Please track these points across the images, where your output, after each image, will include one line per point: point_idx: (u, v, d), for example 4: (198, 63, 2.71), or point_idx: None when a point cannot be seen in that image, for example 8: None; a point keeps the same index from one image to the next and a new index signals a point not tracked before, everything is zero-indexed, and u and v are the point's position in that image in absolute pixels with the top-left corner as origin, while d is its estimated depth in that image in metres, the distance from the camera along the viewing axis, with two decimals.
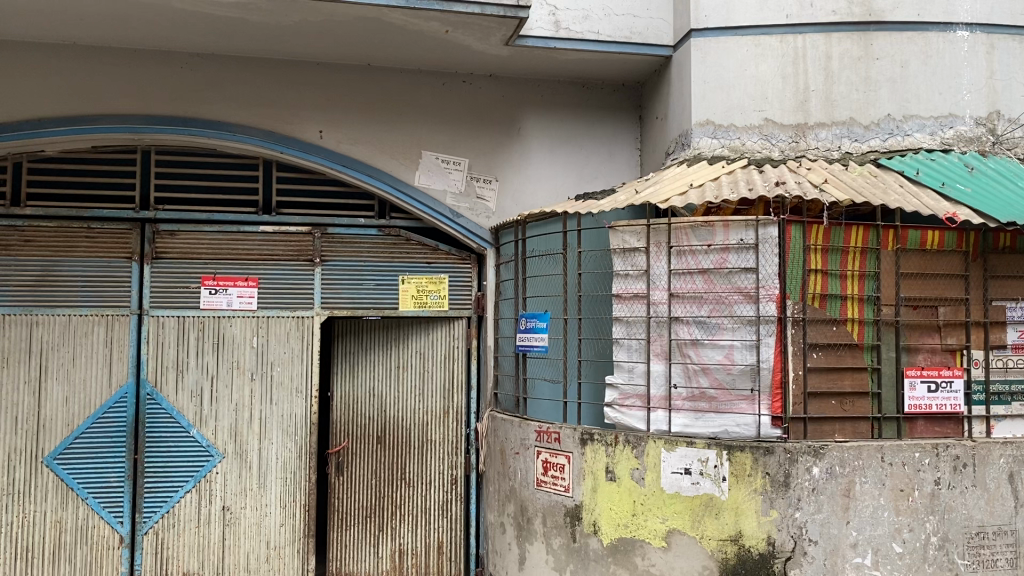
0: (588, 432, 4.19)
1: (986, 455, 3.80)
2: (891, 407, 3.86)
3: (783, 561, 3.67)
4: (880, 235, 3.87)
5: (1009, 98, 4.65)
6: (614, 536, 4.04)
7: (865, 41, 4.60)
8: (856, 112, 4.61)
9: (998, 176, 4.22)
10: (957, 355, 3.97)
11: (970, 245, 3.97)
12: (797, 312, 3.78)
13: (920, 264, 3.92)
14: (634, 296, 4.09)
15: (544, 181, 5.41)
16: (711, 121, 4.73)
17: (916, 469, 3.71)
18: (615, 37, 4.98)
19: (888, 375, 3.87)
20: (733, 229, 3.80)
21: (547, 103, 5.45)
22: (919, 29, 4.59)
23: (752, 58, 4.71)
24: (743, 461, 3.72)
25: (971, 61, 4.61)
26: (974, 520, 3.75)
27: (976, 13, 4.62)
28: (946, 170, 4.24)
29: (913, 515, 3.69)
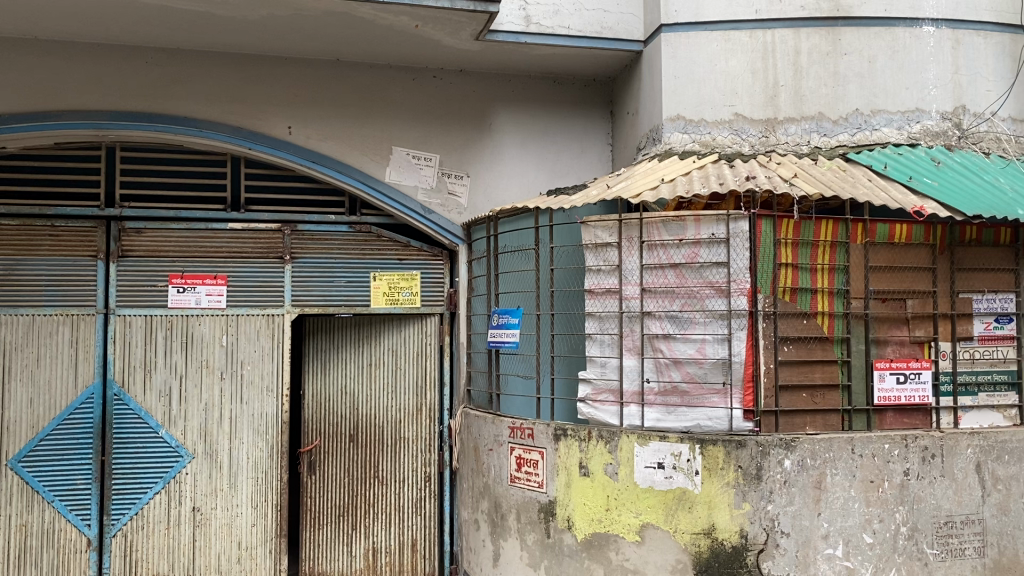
0: (562, 427, 4.19)
1: (953, 445, 3.85)
2: (861, 398, 3.89)
3: (756, 553, 3.69)
4: (849, 228, 3.91)
5: (974, 93, 4.70)
6: (587, 531, 4.04)
7: (834, 36, 4.64)
8: (825, 107, 4.64)
9: (964, 169, 4.27)
10: (925, 347, 4.01)
11: (937, 238, 4.02)
12: (768, 305, 3.80)
13: (888, 257, 3.96)
14: (606, 291, 4.09)
15: (515, 177, 5.39)
16: (681, 115, 4.74)
17: (885, 460, 3.75)
18: (586, 32, 4.97)
19: (857, 367, 3.91)
20: (704, 223, 3.80)
21: (518, 98, 5.43)
22: (886, 24, 4.63)
23: (722, 53, 4.72)
24: (715, 454, 3.73)
25: (937, 56, 4.66)
26: (942, 509, 3.80)
27: (942, 8, 4.66)
28: (913, 164, 4.28)
29: (883, 505, 3.73)
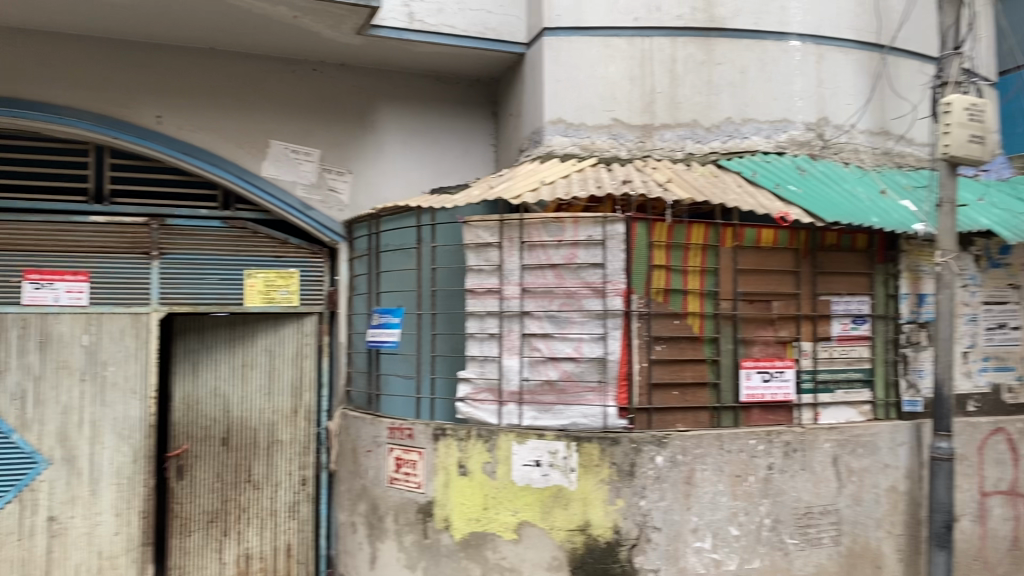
0: (441, 427, 4.16)
1: (812, 440, 4.05)
2: (728, 396, 4.05)
3: (629, 548, 3.77)
4: (718, 232, 4.05)
5: (836, 106, 4.94)
6: (465, 530, 4.04)
7: (708, 47, 4.81)
8: (699, 115, 4.80)
9: (826, 178, 4.50)
10: (789, 347, 4.19)
11: (799, 242, 4.22)
12: (642, 306, 3.89)
13: (755, 260, 4.13)
14: (487, 291, 4.10)
15: (398, 175, 5.34)
16: (562, 119, 4.81)
17: (750, 455, 3.92)
18: (470, 32, 4.96)
19: (726, 366, 4.06)
20: (582, 225, 3.88)
21: (400, 95, 5.37)
22: (756, 37, 4.84)
23: (602, 59, 4.80)
24: (591, 451, 3.80)
25: (802, 69, 4.88)
26: (802, 501, 3.99)
27: (808, 24, 4.88)
28: (779, 172, 4.48)
29: (748, 498, 3.90)
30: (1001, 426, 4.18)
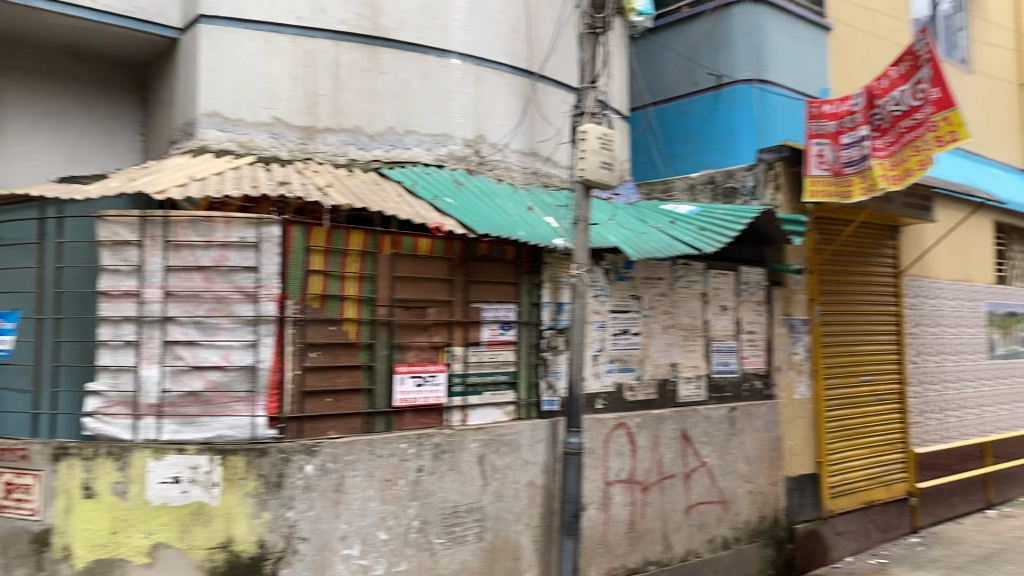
0: (63, 446, 3.67)
1: (460, 441, 4.22)
2: (382, 401, 4.07)
3: (274, 561, 3.60)
4: (377, 239, 4.08)
5: (491, 125, 5.21)
6: (89, 558, 3.59)
7: (372, 55, 4.83)
8: (362, 122, 4.79)
9: (480, 193, 4.71)
10: (441, 351, 4.30)
11: (453, 252, 4.37)
12: (297, 311, 3.79)
13: (411, 268, 4.21)
14: (124, 294, 3.72)
15: (19, 160, 4.72)
16: (219, 112, 4.51)
17: (401, 459, 3.98)
18: (114, 9, 4.53)
19: (380, 372, 4.08)
20: (235, 226, 3.71)
21: (26, 70, 4.76)
22: (419, 51, 4.96)
23: (263, 54, 4.59)
24: (235, 464, 3.59)
25: (461, 87, 5.08)
26: (448, 501, 4.14)
27: (468, 44, 5.11)
28: (437, 184, 4.61)
29: (397, 501, 3.96)
30: (623, 421, 4.65)
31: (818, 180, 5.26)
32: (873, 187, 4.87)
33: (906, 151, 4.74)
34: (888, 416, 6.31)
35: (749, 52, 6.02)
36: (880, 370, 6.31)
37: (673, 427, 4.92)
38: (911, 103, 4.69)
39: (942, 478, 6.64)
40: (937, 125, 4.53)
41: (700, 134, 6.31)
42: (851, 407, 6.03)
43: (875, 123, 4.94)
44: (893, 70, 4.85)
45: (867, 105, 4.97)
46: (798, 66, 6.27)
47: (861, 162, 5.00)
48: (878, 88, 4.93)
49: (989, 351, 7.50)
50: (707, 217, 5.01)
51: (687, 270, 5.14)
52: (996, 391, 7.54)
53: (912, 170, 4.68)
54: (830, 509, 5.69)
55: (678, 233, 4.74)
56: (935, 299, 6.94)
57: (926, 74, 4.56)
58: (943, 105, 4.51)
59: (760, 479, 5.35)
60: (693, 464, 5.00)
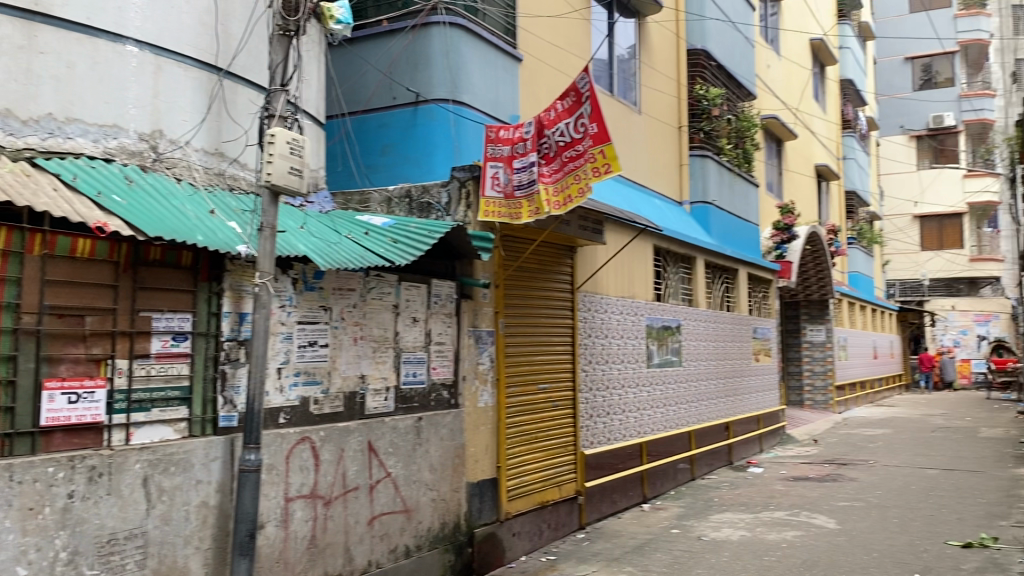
0: None
1: (121, 462, 3.79)
2: (25, 421, 3.53)
3: None
4: (25, 237, 3.59)
5: (171, 120, 4.69)
6: None
7: (28, 31, 4.09)
8: (13, 104, 3.99)
9: (155, 191, 4.22)
10: (101, 365, 3.86)
11: (119, 255, 3.97)
12: None
13: (67, 272, 3.75)
14: None
15: None
16: None
17: (48, 484, 3.47)
18: None
19: (24, 389, 3.55)
20: None
21: None
22: (86, 33, 4.33)
23: None
24: None
25: (137, 77, 4.54)
26: (105, 528, 3.68)
27: (146, 31, 4.59)
28: (104, 179, 4.04)
29: (41, 532, 3.43)
30: (306, 435, 4.46)
31: (492, 201, 5.51)
32: (538, 211, 5.29)
33: (567, 179, 5.14)
34: (560, 420, 6.76)
35: (445, 73, 6.11)
36: (554, 378, 6.74)
37: (359, 439, 4.81)
38: (573, 136, 5.09)
39: (604, 475, 7.29)
40: (595, 157, 4.93)
41: (399, 148, 6.23)
42: (528, 414, 6.32)
43: (542, 151, 5.33)
44: (560, 102, 5.17)
45: (536, 134, 5.36)
46: (490, 90, 6.50)
47: (530, 187, 5.37)
48: (545, 119, 5.30)
49: (646, 360, 8.35)
50: (400, 231, 5.00)
51: (379, 282, 5.05)
52: (651, 396, 8.41)
53: (572, 197, 5.08)
54: (507, 511, 5.93)
55: (371, 244, 4.74)
56: (604, 314, 7.59)
57: (585, 110, 4.95)
58: (599, 140, 4.91)
59: (443, 487, 5.39)
60: (377, 475, 4.92)
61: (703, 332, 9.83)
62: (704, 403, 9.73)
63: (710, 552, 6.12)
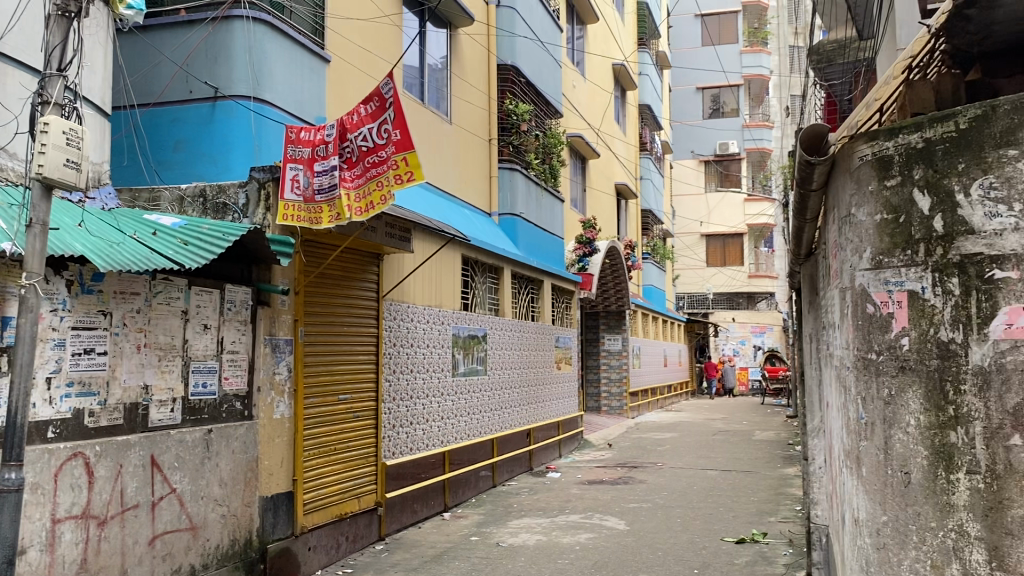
0: None
1: None
2: None
3: None
4: None
5: None
6: None
7: None
8: None
9: None
10: None
11: None
12: None
13: None
14: None
15: None
16: None
17: None
18: None
19: None
20: None
21: None
22: None
23: None
24: None
25: None
26: None
27: None
28: None
29: None
30: (79, 450, 4.10)
31: (291, 205, 5.30)
32: (339, 217, 5.19)
33: (370, 185, 5.10)
34: (360, 431, 6.65)
35: (247, 68, 5.87)
36: (355, 388, 6.61)
37: (140, 453, 4.48)
38: (376, 142, 5.04)
39: (405, 485, 7.25)
40: (397, 164, 4.95)
41: (193, 144, 5.89)
42: (327, 425, 6.17)
43: (345, 155, 5.19)
44: (363, 107, 5.09)
45: (338, 138, 5.18)
46: (294, 90, 6.32)
47: (331, 192, 5.21)
48: (349, 122, 5.16)
49: (451, 369, 8.40)
50: (191, 232, 4.72)
51: (167, 286, 4.74)
52: (455, 405, 8.46)
53: (374, 204, 5.06)
54: (302, 525, 5.73)
55: (158, 246, 4.44)
56: (409, 323, 7.55)
57: (389, 117, 4.95)
58: (402, 146, 4.93)
59: (234, 502, 5.12)
60: (160, 492, 4.60)
61: (508, 341, 10.03)
62: (507, 411, 9.92)
63: (507, 558, 6.25)
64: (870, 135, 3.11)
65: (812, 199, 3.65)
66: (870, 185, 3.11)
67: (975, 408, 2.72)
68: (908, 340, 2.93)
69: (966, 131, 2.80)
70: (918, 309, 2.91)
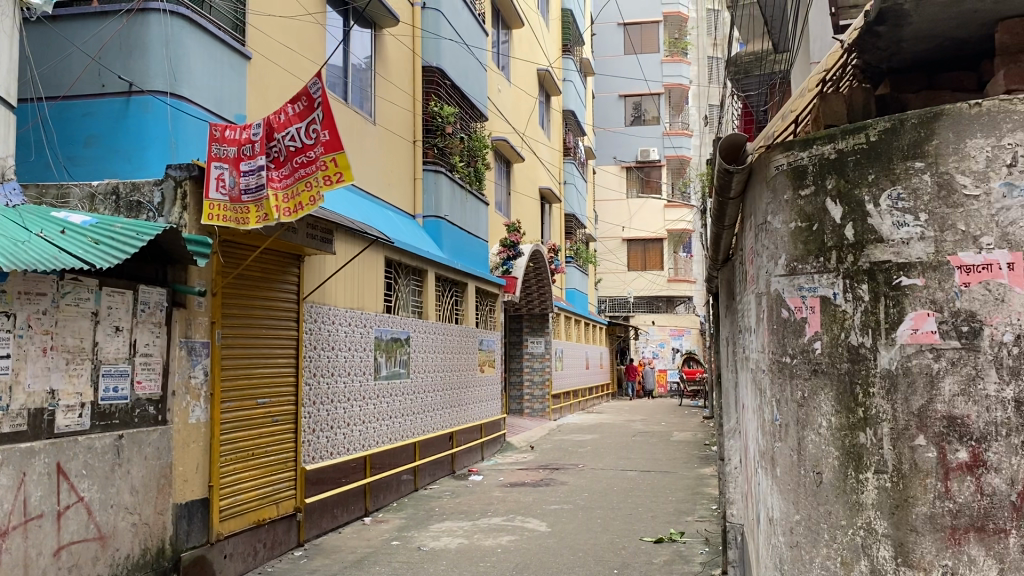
0: None
1: None
2: None
3: None
4: None
5: None
6: None
7: None
8: None
9: None
10: None
11: None
12: None
13: None
14: None
15: None
16: None
17: None
18: None
19: None
20: None
21: None
22: None
23: None
24: None
25: None
26: None
27: None
28: None
29: None
30: None
31: (217, 204, 5.14)
32: (267, 218, 5.05)
33: (299, 185, 5.05)
34: (279, 436, 6.51)
35: (164, 63, 5.69)
36: (274, 392, 6.47)
37: (45, 461, 4.29)
38: (304, 141, 4.99)
39: (325, 490, 7.14)
40: (326, 165, 4.93)
41: (105, 140, 5.68)
42: (244, 429, 6.02)
43: (272, 155, 5.09)
44: (290, 106, 5.03)
45: (265, 137, 5.08)
46: (213, 87, 6.17)
47: (259, 192, 5.09)
48: (276, 121, 5.07)
49: (373, 372, 8.31)
50: (103, 231, 4.55)
51: (76, 286, 4.55)
52: (377, 409, 8.37)
53: (303, 206, 5.02)
54: (218, 533, 5.57)
55: (67, 245, 4.26)
56: (331, 325, 7.43)
57: (317, 116, 4.92)
58: (331, 147, 4.92)
59: (146, 510, 4.95)
60: (66, 501, 4.42)
61: (431, 344, 9.98)
62: (429, 414, 9.86)
63: (428, 562, 6.22)
64: (785, 145, 3.21)
65: (731, 207, 3.74)
66: (785, 193, 3.21)
67: (883, 409, 2.83)
68: (820, 344, 3.03)
69: (875, 144, 2.91)
70: (831, 313, 3.01)
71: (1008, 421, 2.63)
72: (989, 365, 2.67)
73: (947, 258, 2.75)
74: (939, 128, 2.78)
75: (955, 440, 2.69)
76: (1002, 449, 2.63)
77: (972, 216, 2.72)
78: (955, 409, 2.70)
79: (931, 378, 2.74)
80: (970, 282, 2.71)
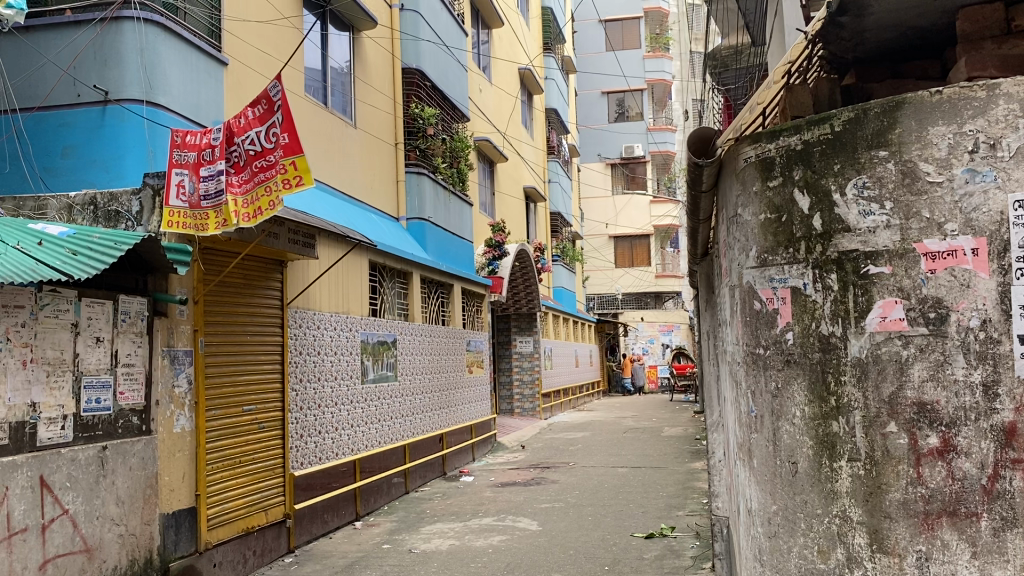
0: None
1: None
2: None
3: None
4: None
5: None
6: None
7: None
8: None
9: None
10: None
11: None
12: None
13: None
14: None
15: None
16: None
17: None
18: None
19: None
20: None
21: None
22: None
23: None
24: None
25: None
26: None
27: None
28: None
29: None
30: None
31: (177, 211, 5.05)
32: (226, 223, 4.98)
33: (258, 190, 4.97)
34: (265, 442, 6.48)
35: (139, 72, 5.66)
36: (259, 399, 6.45)
37: (27, 474, 4.26)
38: (263, 146, 4.94)
39: (315, 496, 7.12)
40: (285, 169, 4.85)
41: (82, 149, 5.63)
42: (229, 436, 6.00)
43: (232, 160, 5.06)
44: (250, 110, 5.00)
45: (225, 142, 5.05)
46: (190, 94, 6.14)
47: (217, 198, 5.02)
48: (236, 125, 5.05)
49: (360, 376, 8.29)
50: (81, 241, 4.51)
51: (55, 298, 4.53)
52: (365, 412, 8.34)
53: (262, 210, 4.93)
54: (206, 542, 5.54)
55: (44, 256, 4.24)
56: (316, 330, 7.40)
57: (277, 119, 4.86)
58: (291, 151, 4.84)
59: (133, 521, 4.92)
60: (50, 514, 4.39)
61: (417, 347, 9.95)
62: (418, 416, 9.83)
63: (419, 564, 6.21)
64: (752, 137, 3.21)
65: (704, 201, 3.76)
66: (754, 186, 3.22)
67: (854, 398, 2.84)
68: (792, 335, 3.05)
69: (840, 134, 2.92)
70: (801, 304, 3.03)
71: (977, 405, 2.65)
72: (956, 351, 2.68)
73: (912, 245, 2.77)
74: (902, 117, 2.80)
75: (925, 426, 2.71)
76: (971, 434, 2.65)
77: (936, 203, 2.74)
78: (925, 395, 2.72)
79: (900, 365, 2.76)
80: (935, 268, 2.73)
